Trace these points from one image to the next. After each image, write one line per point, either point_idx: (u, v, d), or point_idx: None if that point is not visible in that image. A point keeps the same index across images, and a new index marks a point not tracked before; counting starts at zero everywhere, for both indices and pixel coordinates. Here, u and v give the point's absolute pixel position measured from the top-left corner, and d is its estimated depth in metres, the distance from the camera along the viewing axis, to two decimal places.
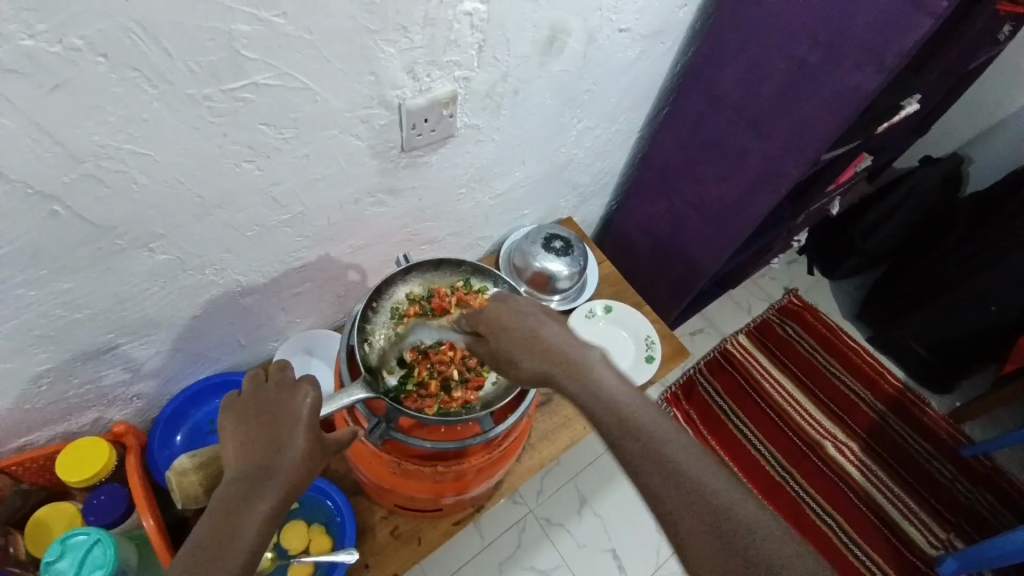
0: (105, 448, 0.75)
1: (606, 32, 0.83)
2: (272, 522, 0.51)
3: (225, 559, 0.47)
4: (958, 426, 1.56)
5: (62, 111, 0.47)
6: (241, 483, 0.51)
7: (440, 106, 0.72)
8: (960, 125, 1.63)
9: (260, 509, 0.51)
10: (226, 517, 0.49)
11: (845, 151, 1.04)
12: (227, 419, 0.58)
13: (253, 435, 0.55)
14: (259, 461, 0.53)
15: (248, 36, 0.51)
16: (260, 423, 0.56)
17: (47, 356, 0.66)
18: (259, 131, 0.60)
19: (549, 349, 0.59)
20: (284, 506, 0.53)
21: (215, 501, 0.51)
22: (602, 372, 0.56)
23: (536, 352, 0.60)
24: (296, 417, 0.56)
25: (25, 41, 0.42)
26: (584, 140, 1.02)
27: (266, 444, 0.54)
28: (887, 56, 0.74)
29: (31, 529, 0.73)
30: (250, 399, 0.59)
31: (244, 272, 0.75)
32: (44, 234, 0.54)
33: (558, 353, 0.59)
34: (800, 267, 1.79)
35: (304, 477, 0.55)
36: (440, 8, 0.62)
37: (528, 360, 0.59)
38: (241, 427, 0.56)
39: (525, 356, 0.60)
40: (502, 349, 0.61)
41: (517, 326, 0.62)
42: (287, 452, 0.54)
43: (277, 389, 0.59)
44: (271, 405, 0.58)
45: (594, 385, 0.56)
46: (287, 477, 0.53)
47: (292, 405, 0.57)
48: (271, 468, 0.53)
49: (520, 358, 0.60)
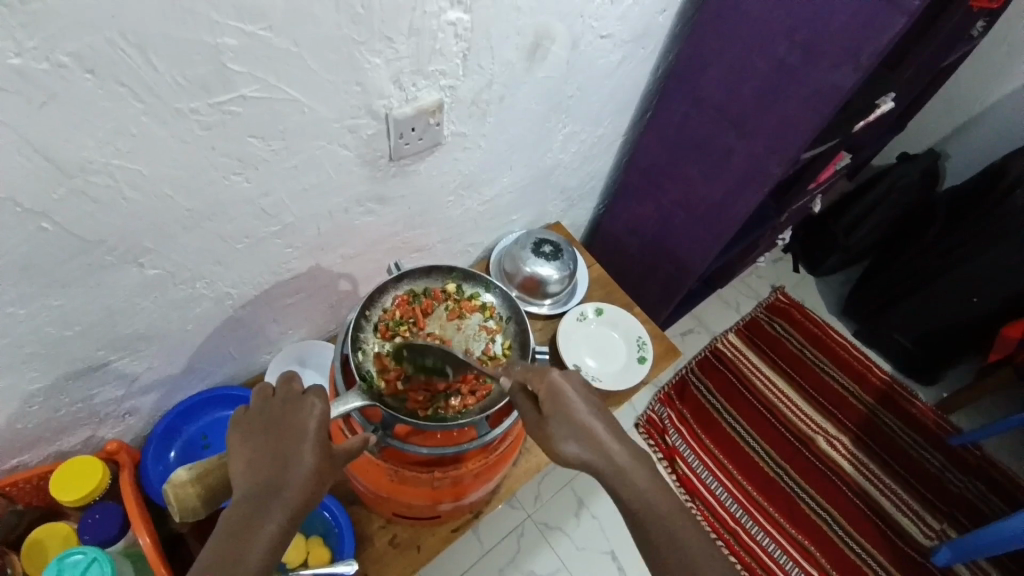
0: (100, 466, 0.75)
1: (588, 38, 0.84)
2: (281, 541, 0.51)
3: None
4: (946, 416, 1.58)
5: (50, 127, 0.47)
6: (251, 501, 0.52)
7: (427, 114, 0.73)
8: (937, 120, 1.66)
9: (268, 528, 0.51)
10: (233, 538, 0.49)
11: (825, 148, 1.06)
12: (233, 435, 0.57)
13: (261, 452, 0.55)
14: (265, 479, 0.53)
15: (236, 49, 0.52)
16: (268, 439, 0.56)
17: (37, 374, 0.66)
18: (248, 143, 0.60)
19: (595, 438, 0.61)
20: (294, 524, 0.53)
21: (224, 520, 0.51)
22: (636, 476, 0.59)
23: (583, 438, 0.61)
24: (303, 430, 0.56)
25: (13, 59, 0.42)
26: (569, 145, 1.03)
27: (273, 460, 0.54)
28: (862, 56, 0.76)
29: (27, 549, 0.73)
30: (258, 414, 0.59)
31: (236, 284, 0.75)
32: (33, 250, 0.54)
33: (604, 447, 0.60)
34: (786, 265, 1.82)
35: (314, 491, 0.55)
36: (425, 19, 0.63)
37: (574, 444, 0.61)
38: (249, 442, 0.56)
39: (572, 436, 0.61)
40: (551, 425, 0.62)
41: (576, 398, 0.63)
42: (296, 467, 0.54)
43: (283, 403, 0.59)
44: (278, 420, 0.58)
45: (632, 488, 0.58)
46: (296, 495, 0.53)
47: (299, 418, 0.57)
48: (279, 485, 0.53)
49: (567, 437, 0.61)
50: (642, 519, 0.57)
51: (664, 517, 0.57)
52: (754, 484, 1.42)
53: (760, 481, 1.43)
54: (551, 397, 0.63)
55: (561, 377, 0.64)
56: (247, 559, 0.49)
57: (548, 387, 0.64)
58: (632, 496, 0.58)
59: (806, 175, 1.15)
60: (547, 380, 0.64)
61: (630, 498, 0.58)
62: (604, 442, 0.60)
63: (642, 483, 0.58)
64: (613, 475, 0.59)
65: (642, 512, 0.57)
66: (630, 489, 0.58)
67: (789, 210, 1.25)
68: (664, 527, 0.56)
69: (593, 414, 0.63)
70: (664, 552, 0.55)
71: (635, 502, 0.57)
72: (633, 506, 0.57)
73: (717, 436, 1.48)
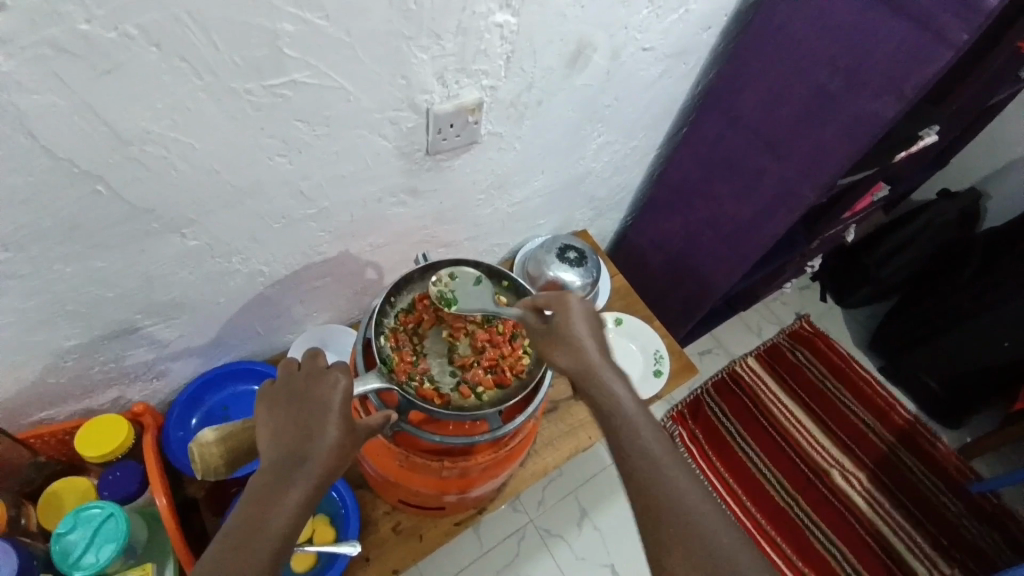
0: (124, 426, 0.78)
1: (630, 49, 0.85)
2: (304, 509, 0.53)
3: (262, 544, 0.50)
4: (968, 461, 1.54)
5: (112, 94, 0.50)
6: (276, 469, 0.53)
7: (466, 112, 0.75)
8: (980, 158, 1.63)
9: (292, 497, 0.52)
10: (260, 500, 0.52)
11: (862, 177, 1.05)
12: (260, 407, 0.60)
13: (283, 424, 0.57)
14: (287, 449, 0.55)
15: (292, 35, 0.54)
16: (291, 410, 0.58)
17: (74, 331, 0.69)
18: (293, 127, 0.62)
19: (585, 353, 0.63)
20: (317, 493, 0.54)
21: (250, 488, 0.53)
22: (613, 381, 0.61)
23: (575, 352, 0.63)
24: (326, 405, 0.58)
25: (81, 25, 0.45)
26: (603, 154, 1.04)
27: (297, 431, 0.56)
28: (905, 84, 0.75)
29: (44, 502, 0.76)
30: (281, 387, 0.60)
31: (268, 262, 0.77)
32: (83, 211, 0.57)
33: (592, 361, 0.63)
34: (812, 294, 1.80)
35: (336, 463, 0.56)
36: (472, 19, 0.64)
37: (568, 355, 0.64)
38: (273, 414, 0.58)
39: (565, 349, 0.64)
40: (555, 335, 0.65)
41: (583, 323, 0.66)
42: (318, 440, 0.56)
43: (307, 376, 0.61)
44: (303, 392, 0.59)
45: (615, 401, 0.60)
46: (319, 465, 0.55)
47: (322, 393, 0.59)
48: (303, 455, 0.55)
49: (563, 351, 0.64)
50: (617, 425, 0.59)
51: (673, 484, 0.54)
52: (763, 511, 1.41)
53: (769, 509, 1.41)
54: (561, 313, 0.67)
55: (574, 297, 0.68)
56: (271, 527, 0.51)
57: (561, 307, 0.67)
58: (618, 416, 0.59)
59: (839, 204, 1.14)
60: (563, 302, 0.68)
61: (621, 425, 0.58)
62: (586, 353, 0.63)
63: (638, 421, 0.58)
64: (594, 384, 0.61)
65: (633, 450, 0.57)
66: (625, 420, 0.58)
67: (820, 236, 1.24)
68: (644, 451, 0.56)
69: (591, 335, 0.65)
70: (645, 473, 0.55)
71: (629, 442, 0.57)
72: (626, 444, 0.57)
73: (728, 460, 1.47)
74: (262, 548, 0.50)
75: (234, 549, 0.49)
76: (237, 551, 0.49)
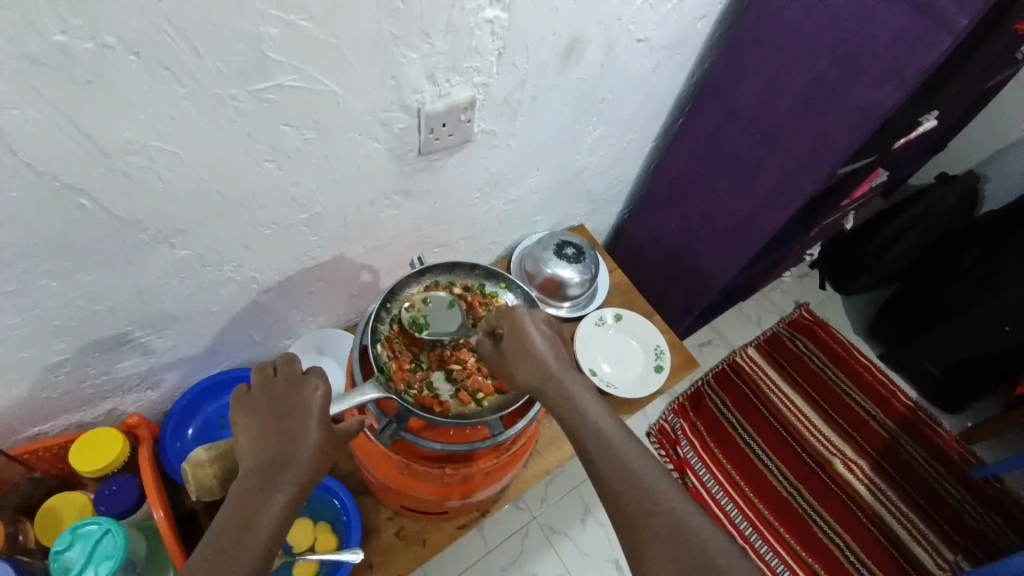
0: (120, 439, 0.77)
1: (625, 41, 0.83)
2: (287, 511, 0.53)
3: (248, 549, 0.49)
4: (969, 446, 1.54)
5: (93, 106, 0.48)
6: (259, 474, 0.53)
7: (458, 110, 0.73)
8: (978, 141, 1.62)
9: (277, 502, 0.52)
10: (245, 506, 0.51)
11: (862, 165, 1.04)
12: (237, 413, 0.58)
13: (264, 430, 0.56)
14: (270, 454, 0.54)
15: (276, 39, 0.52)
16: (271, 415, 0.57)
17: (65, 346, 0.67)
18: (281, 132, 0.61)
19: (544, 363, 0.66)
20: (299, 498, 0.54)
21: (233, 493, 0.52)
22: (571, 387, 0.64)
23: (532, 361, 0.66)
24: (307, 411, 0.57)
25: (58, 36, 0.43)
26: (598, 149, 1.02)
27: (279, 436, 0.55)
28: (906, 73, 0.74)
29: (41, 518, 0.74)
30: (258, 392, 0.59)
31: (261, 269, 0.76)
32: (68, 225, 0.55)
33: (549, 371, 0.65)
34: (811, 282, 1.79)
35: (317, 468, 0.56)
36: (462, 16, 0.63)
37: (523, 367, 0.66)
38: (252, 420, 0.57)
39: (522, 360, 0.66)
40: (506, 353, 0.68)
41: (533, 332, 0.68)
42: (301, 445, 0.55)
43: (286, 381, 0.60)
44: (282, 398, 0.58)
45: (575, 405, 0.62)
46: (301, 470, 0.54)
47: (302, 398, 0.58)
48: (287, 460, 0.54)
49: (522, 364, 0.66)
50: (581, 430, 0.61)
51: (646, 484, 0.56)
52: (766, 503, 1.40)
53: (772, 500, 1.41)
54: (508, 330, 0.69)
55: (521, 310, 0.70)
56: (256, 533, 0.50)
57: (508, 322, 0.70)
58: (575, 420, 0.62)
59: (838, 193, 1.12)
60: (511, 317, 0.70)
61: (584, 427, 0.60)
62: (545, 361, 0.66)
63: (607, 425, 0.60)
64: (555, 392, 0.64)
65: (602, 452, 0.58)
66: (592, 423, 0.60)
67: (819, 225, 1.22)
68: (606, 456, 0.58)
69: (546, 343, 0.68)
70: (613, 476, 0.57)
71: (595, 445, 0.59)
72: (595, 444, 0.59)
73: (730, 453, 1.46)
74: (250, 553, 0.49)
75: (221, 555, 0.48)
76: (224, 556, 0.48)
